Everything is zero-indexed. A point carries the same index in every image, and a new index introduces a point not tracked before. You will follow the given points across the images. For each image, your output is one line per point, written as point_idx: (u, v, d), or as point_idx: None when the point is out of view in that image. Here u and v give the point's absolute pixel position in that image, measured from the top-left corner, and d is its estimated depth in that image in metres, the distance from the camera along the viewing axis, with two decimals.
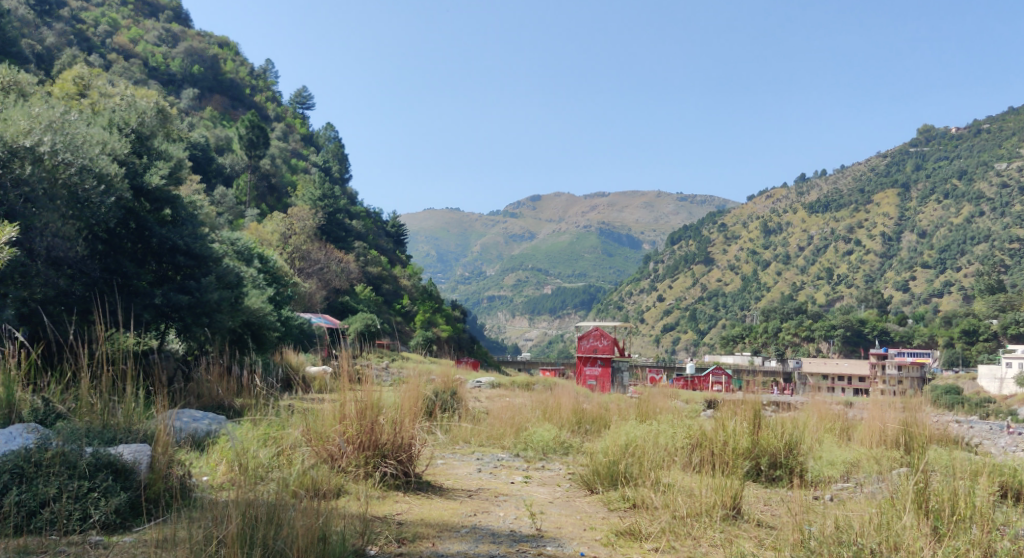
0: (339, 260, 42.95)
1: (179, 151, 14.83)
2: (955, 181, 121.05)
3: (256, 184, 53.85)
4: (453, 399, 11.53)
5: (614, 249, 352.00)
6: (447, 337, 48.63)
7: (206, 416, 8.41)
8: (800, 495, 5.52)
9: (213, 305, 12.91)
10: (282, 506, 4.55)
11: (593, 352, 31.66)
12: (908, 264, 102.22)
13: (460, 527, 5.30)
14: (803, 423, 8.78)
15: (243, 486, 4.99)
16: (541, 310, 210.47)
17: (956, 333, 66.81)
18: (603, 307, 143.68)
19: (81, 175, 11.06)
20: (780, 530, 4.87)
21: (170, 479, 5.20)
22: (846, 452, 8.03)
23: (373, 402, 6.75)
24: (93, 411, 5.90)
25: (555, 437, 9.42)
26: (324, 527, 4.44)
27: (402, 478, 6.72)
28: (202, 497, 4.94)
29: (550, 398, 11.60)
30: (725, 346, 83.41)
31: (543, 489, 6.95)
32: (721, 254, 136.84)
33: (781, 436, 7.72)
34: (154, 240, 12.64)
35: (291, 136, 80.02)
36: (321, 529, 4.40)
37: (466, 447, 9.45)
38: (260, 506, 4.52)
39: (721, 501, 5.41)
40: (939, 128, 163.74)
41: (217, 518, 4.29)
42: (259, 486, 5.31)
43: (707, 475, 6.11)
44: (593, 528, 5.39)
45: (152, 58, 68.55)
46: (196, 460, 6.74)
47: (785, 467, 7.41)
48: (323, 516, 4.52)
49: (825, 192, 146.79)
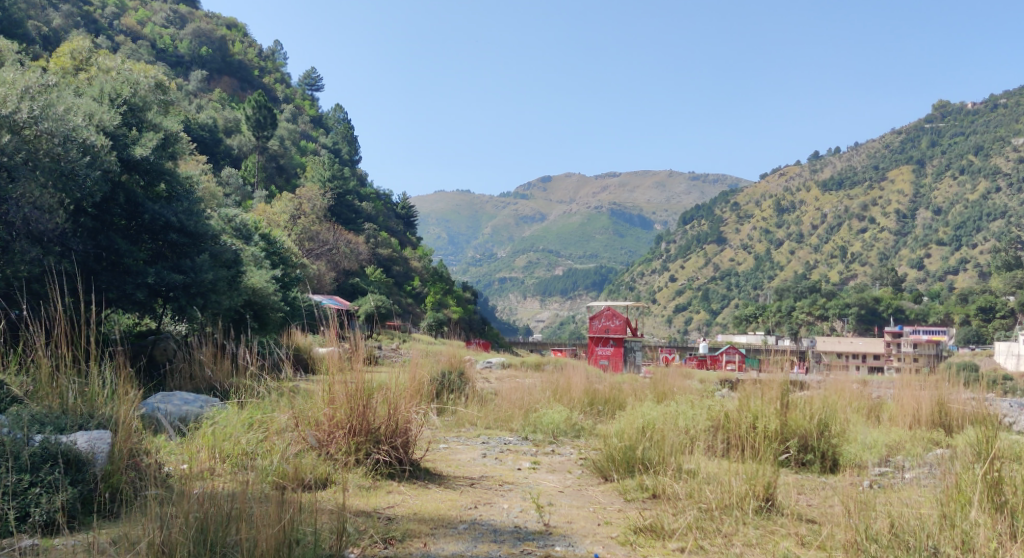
0: (348, 241, 42.34)
1: (174, 124, 14.15)
2: (971, 157, 119.19)
3: (264, 165, 53.22)
4: (460, 379, 10.94)
5: (625, 229, 350.06)
6: (458, 319, 48.19)
7: (197, 398, 7.90)
8: (841, 487, 4.92)
9: (208, 285, 12.39)
10: (259, 499, 4.04)
11: (605, 332, 31.04)
12: (923, 241, 100.94)
13: (457, 522, 4.71)
14: (831, 400, 8.14)
15: (206, 479, 4.40)
16: (553, 291, 209.76)
17: (972, 310, 65.55)
18: (616, 287, 143.05)
19: (65, 146, 10.48)
20: (833, 526, 4.31)
21: (142, 470, 4.68)
22: (883, 437, 7.49)
23: (363, 385, 6.11)
24: (54, 396, 5.36)
25: (567, 419, 8.86)
26: (296, 529, 3.87)
27: (397, 467, 6.10)
28: (161, 490, 4.35)
29: (560, 378, 10.94)
30: (739, 326, 82.54)
31: (551, 477, 6.32)
32: (734, 233, 135.51)
33: (812, 416, 7.07)
34: (146, 216, 12.04)
35: (300, 118, 79.40)
36: (294, 524, 3.90)
37: (471, 430, 8.89)
38: (244, 496, 4.06)
39: (752, 490, 4.82)
40: (955, 104, 161.11)
41: (166, 520, 3.69)
42: (234, 479, 4.78)
43: (741, 460, 5.55)
44: (607, 524, 4.79)
45: (160, 40, 68.12)
46: (175, 444, 6.13)
47: (816, 450, 6.87)
48: (294, 520, 3.90)
49: (838, 169, 145.43)
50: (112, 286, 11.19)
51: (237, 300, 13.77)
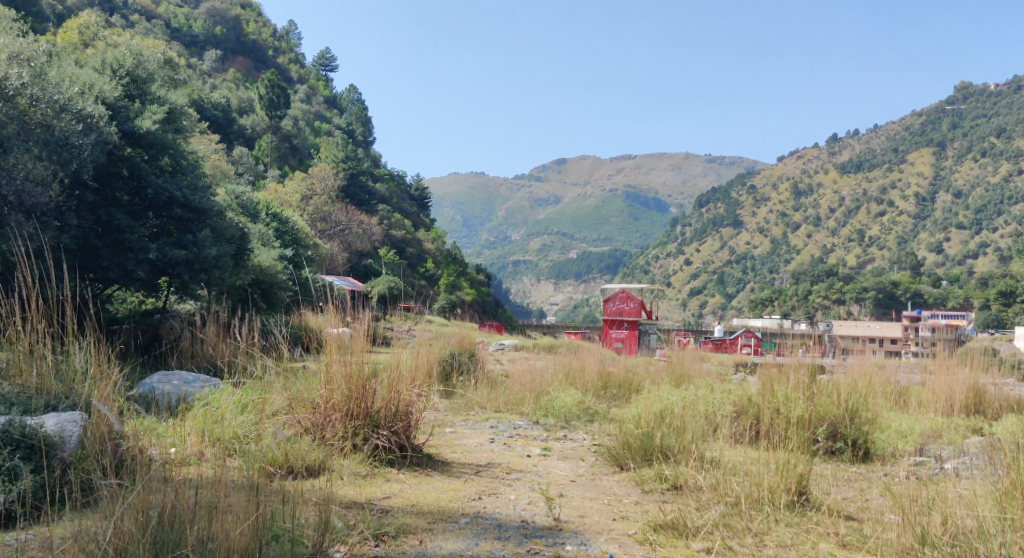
0: (361, 221, 41.77)
1: (181, 98, 13.74)
2: (993, 140, 117.02)
3: (277, 144, 52.90)
4: (470, 360, 10.54)
5: (639, 211, 348.19)
6: (471, 302, 47.87)
7: (196, 379, 7.54)
8: (884, 487, 4.46)
9: (211, 261, 12.04)
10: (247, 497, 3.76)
11: (619, 315, 30.55)
12: (943, 224, 99.72)
13: (458, 515, 4.31)
14: (861, 384, 7.64)
15: (178, 470, 4.03)
16: (566, 275, 209.13)
17: (992, 294, 64.44)
18: (630, 270, 142.05)
19: (58, 117, 10.18)
20: (891, 525, 3.93)
21: (125, 450, 4.39)
22: (918, 425, 7.05)
23: (365, 368, 5.70)
24: (29, 378, 5.06)
25: (580, 403, 8.47)
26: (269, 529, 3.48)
27: (397, 453, 5.68)
28: (133, 475, 4.00)
29: (573, 361, 10.51)
30: (754, 310, 81.63)
31: (563, 465, 5.91)
32: (750, 217, 133.96)
33: (841, 401, 6.61)
34: (149, 190, 11.71)
35: (314, 98, 78.85)
36: (266, 521, 3.58)
37: (480, 413, 8.48)
38: (228, 488, 3.77)
39: (784, 483, 4.41)
40: (978, 85, 158.57)
41: (123, 519, 3.31)
42: (210, 469, 4.43)
43: (773, 447, 5.15)
44: (623, 518, 4.39)
45: (175, 19, 67.91)
46: (164, 426, 5.78)
47: (847, 438, 6.43)
48: (265, 515, 3.51)
49: (857, 151, 143.69)
50: (112, 263, 10.87)
51: (242, 277, 13.43)
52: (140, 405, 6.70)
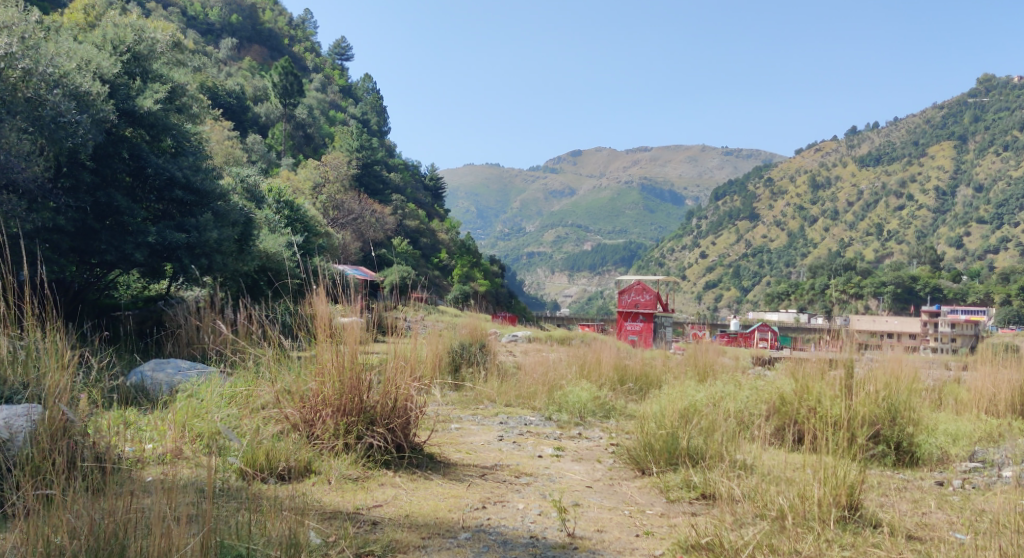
0: (375, 211, 41.14)
1: (184, 78, 13.19)
2: (1016, 133, 115.07)
3: (292, 133, 52.37)
4: (481, 350, 9.94)
5: (654, 204, 345.91)
6: (485, 293, 47.33)
7: (188, 366, 7.03)
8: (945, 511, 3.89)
9: (213, 245, 11.54)
10: (214, 509, 3.31)
11: (634, 307, 29.82)
12: (963, 219, 98.01)
13: (458, 530, 3.78)
14: (908, 377, 6.99)
15: (128, 475, 3.55)
16: (580, 266, 207.45)
17: (1014, 290, 63.09)
18: (644, 262, 140.71)
19: (50, 93, 9.70)
20: (966, 547, 3.38)
21: (92, 448, 3.97)
22: (969, 429, 6.44)
23: (357, 358, 5.14)
24: None
25: (595, 398, 7.94)
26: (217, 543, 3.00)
27: (393, 454, 5.14)
28: (81, 470, 3.53)
29: (588, 352, 9.90)
30: (770, 304, 80.24)
31: (578, 467, 5.35)
32: (768, 209, 132.13)
33: (884, 399, 5.98)
34: (149, 170, 11.25)
35: (330, 86, 78.19)
36: (219, 538, 3.11)
37: (491, 407, 7.96)
38: (194, 504, 3.34)
39: (834, 496, 3.85)
40: (1001, 78, 155.78)
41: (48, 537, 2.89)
42: (166, 471, 3.93)
43: (817, 453, 4.59)
44: (648, 534, 3.86)
45: (191, 7, 67.55)
46: (143, 418, 5.28)
47: (892, 442, 5.86)
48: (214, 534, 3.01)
49: (876, 144, 141.77)
50: (106, 246, 10.36)
51: (246, 264, 12.93)
52: (124, 395, 6.18)
